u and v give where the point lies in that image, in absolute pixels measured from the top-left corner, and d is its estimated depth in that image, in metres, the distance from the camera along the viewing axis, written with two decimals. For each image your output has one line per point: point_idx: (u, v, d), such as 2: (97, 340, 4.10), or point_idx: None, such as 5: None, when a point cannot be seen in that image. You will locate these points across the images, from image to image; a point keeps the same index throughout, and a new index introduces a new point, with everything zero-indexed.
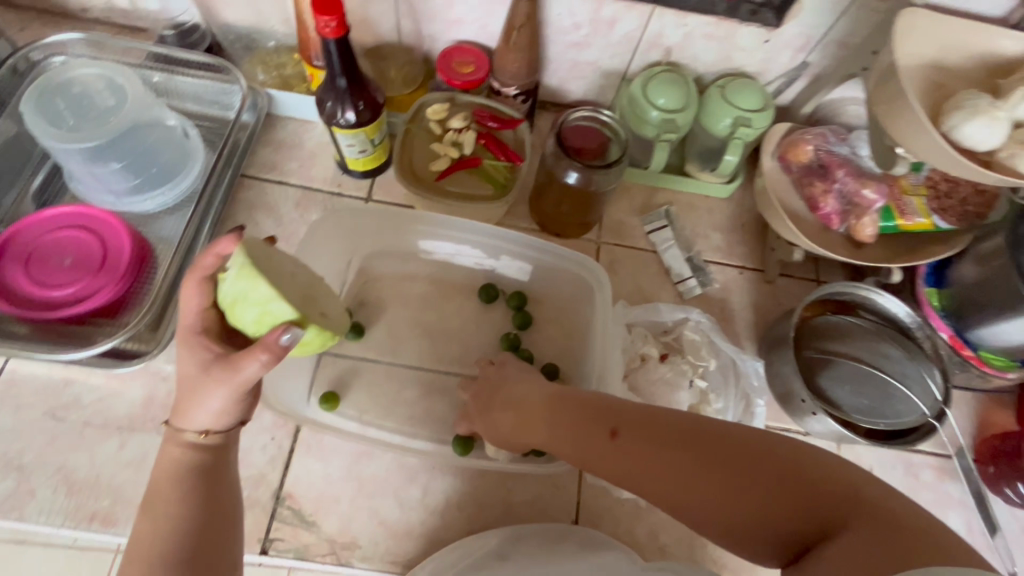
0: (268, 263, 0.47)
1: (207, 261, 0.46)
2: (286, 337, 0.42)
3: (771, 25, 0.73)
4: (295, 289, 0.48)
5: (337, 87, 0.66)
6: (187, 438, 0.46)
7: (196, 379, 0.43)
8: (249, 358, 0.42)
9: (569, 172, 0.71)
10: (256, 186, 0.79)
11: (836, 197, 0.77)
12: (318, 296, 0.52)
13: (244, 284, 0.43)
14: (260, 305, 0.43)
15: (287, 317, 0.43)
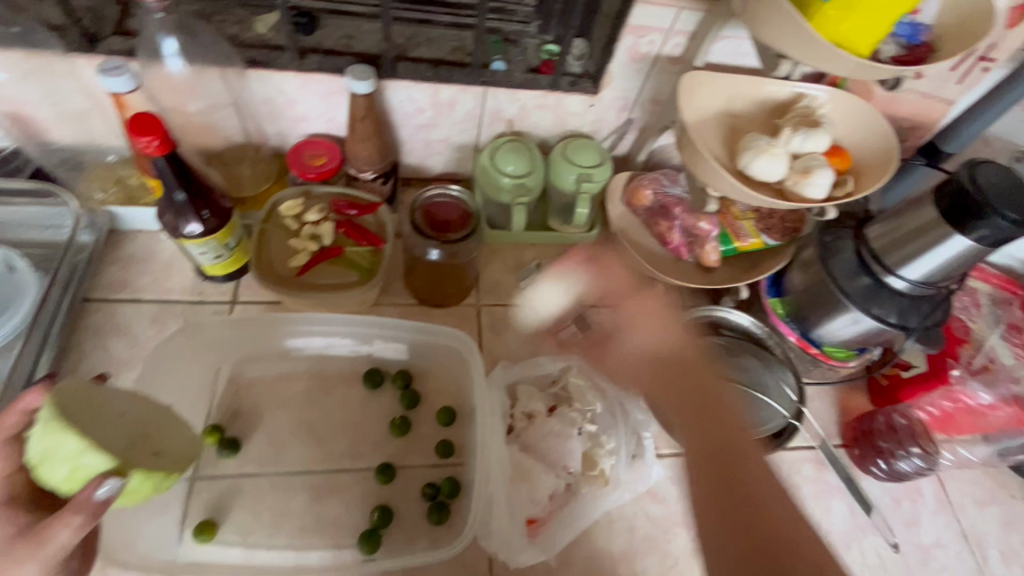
0: (85, 409, 0.44)
1: (10, 420, 0.43)
2: (101, 492, 0.39)
3: (592, 92, 0.81)
4: (118, 436, 0.44)
5: (176, 202, 0.64)
6: None
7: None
8: (57, 525, 0.39)
9: (431, 249, 0.73)
10: (104, 308, 0.74)
11: (679, 232, 0.85)
12: (156, 430, 0.50)
13: (48, 441, 0.39)
14: (69, 461, 0.40)
15: (104, 469, 0.40)
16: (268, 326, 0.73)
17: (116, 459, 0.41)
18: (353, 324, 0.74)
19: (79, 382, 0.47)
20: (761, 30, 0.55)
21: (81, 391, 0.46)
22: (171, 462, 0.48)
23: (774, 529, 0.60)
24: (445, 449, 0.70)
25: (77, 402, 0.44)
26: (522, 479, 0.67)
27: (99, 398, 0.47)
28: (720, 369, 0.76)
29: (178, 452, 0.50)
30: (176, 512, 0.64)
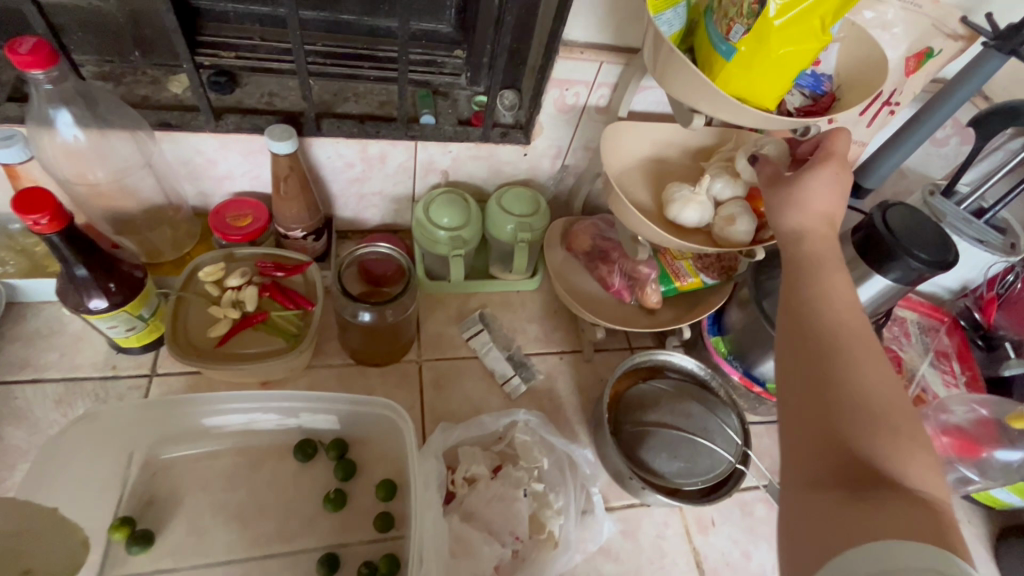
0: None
1: None
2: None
3: (523, 142, 0.81)
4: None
5: (76, 277, 0.60)
6: None
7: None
8: None
9: (361, 312, 0.69)
10: (2, 390, 0.68)
11: (620, 275, 0.85)
12: None
13: None
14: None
15: None
16: (178, 407, 0.66)
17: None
18: (271, 400, 0.68)
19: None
20: (671, 85, 0.56)
21: None
22: None
23: None
24: (383, 524, 0.65)
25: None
26: (461, 554, 0.63)
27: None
28: (663, 417, 0.75)
29: None
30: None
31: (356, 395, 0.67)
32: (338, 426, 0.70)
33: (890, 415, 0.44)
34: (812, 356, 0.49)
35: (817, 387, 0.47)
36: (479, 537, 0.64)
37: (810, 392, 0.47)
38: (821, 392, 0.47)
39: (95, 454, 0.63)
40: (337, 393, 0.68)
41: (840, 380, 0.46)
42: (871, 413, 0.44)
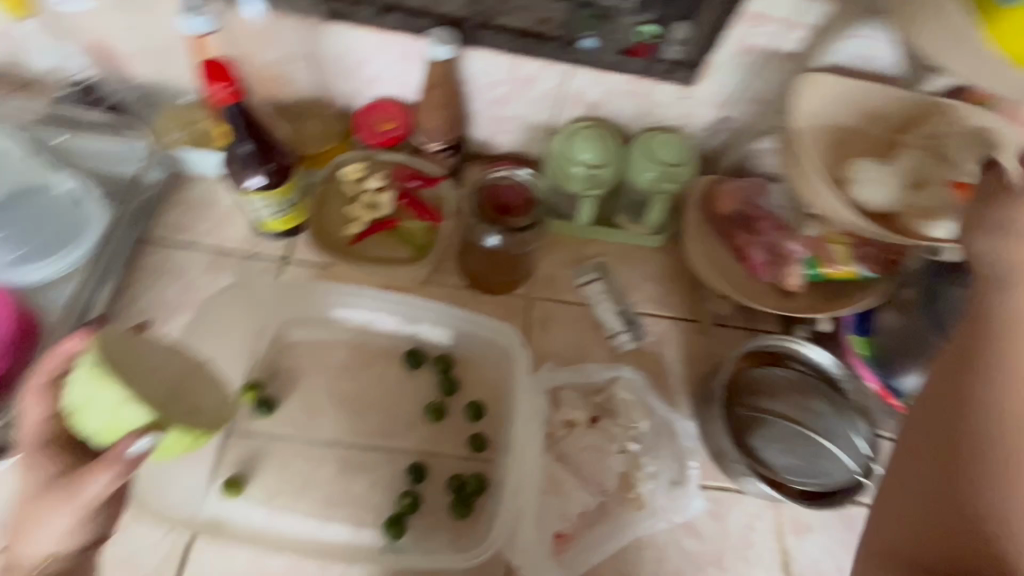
0: (124, 359, 0.43)
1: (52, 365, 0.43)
2: (134, 446, 0.40)
3: (686, 83, 0.74)
4: (154, 389, 0.44)
5: (241, 155, 0.64)
6: (27, 565, 0.44)
7: (36, 502, 0.42)
8: (90, 478, 0.40)
9: (490, 235, 0.69)
10: (160, 250, 0.73)
11: (762, 248, 0.77)
12: (193, 389, 0.48)
13: (92, 387, 0.39)
14: (108, 413, 0.40)
15: (141, 424, 0.40)
16: (318, 293, 0.72)
17: (153, 414, 0.40)
18: (402, 303, 0.72)
19: (121, 330, 0.46)
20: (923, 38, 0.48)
21: (119, 341, 0.44)
22: (208, 420, 0.46)
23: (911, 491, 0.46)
24: (478, 445, 0.67)
25: (117, 344, 0.44)
26: (554, 492, 0.65)
27: (139, 355, 0.45)
28: (782, 407, 0.70)
29: (216, 409, 0.48)
30: (201, 468, 0.63)
31: (482, 317, 0.72)
32: (450, 343, 0.72)
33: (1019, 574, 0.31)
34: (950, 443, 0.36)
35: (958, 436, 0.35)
36: (573, 482, 0.65)
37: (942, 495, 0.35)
38: (958, 442, 0.35)
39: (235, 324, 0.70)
40: (466, 312, 0.72)
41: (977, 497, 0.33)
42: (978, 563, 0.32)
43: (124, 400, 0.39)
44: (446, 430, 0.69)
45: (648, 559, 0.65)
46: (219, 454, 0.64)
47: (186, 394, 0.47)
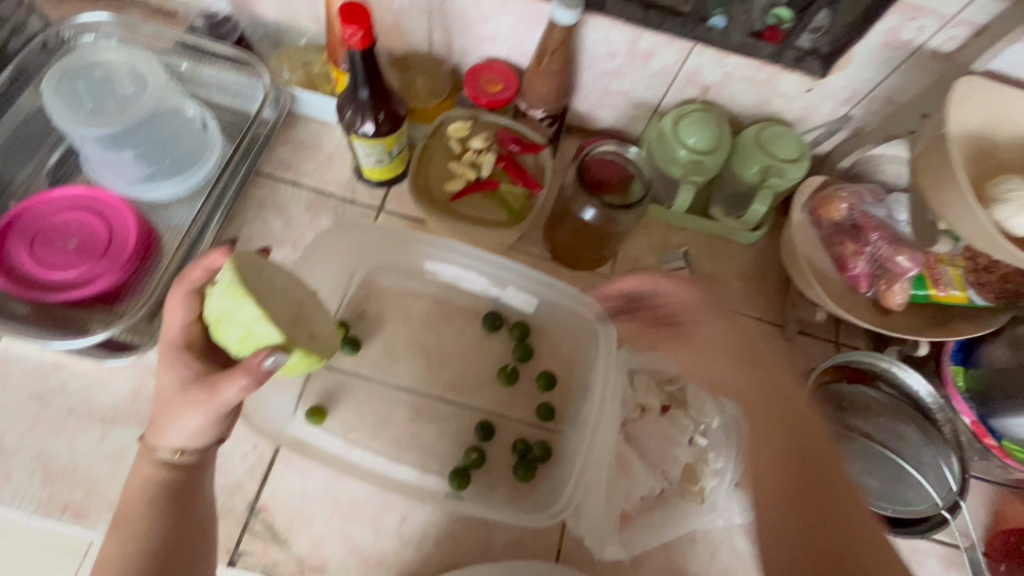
0: (257, 279, 0.51)
1: (195, 274, 0.50)
2: (268, 361, 0.45)
3: (816, 75, 0.69)
4: (283, 311, 0.51)
5: (359, 99, 0.64)
6: (160, 455, 0.48)
7: (176, 398, 0.46)
8: (228, 382, 0.45)
9: (586, 208, 0.67)
10: (268, 184, 0.77)
11: (866, 260, 0.73)
12: (309, 314, 0.55)
13: (232, 302, 0.47)
14: (244, 326, 0.47)
15: (271, 340, 0.47)
16: (412, 241, 0.73)
17: (282, 335, 0.48)
18: (492, 264, 0.73)
19: (251, 252, 0.53)
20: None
21: (256, 263, 0.52)
22: (321, 344, 0.54)
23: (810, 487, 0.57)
24: (547, 412, 0.69)
25: (253, 269, 0.51)
26: (620, 471, 0.65)
27: (267, 276, 0.52)
28: (868, 426, 0.68)
29: (328, 335, 0.57)
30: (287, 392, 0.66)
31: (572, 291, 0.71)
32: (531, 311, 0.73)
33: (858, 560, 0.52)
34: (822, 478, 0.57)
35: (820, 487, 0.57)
36: (641, 465, 0.66)
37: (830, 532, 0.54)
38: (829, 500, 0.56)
39: (329, 262, 0.72)
40: (556, 283, 0.72)
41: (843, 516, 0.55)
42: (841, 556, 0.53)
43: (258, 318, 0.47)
44: (518, 394, 0.70)
45: (701, 552, 0.65)
46: (307, 380, 0.68)
47: (305, 318, 0.54)
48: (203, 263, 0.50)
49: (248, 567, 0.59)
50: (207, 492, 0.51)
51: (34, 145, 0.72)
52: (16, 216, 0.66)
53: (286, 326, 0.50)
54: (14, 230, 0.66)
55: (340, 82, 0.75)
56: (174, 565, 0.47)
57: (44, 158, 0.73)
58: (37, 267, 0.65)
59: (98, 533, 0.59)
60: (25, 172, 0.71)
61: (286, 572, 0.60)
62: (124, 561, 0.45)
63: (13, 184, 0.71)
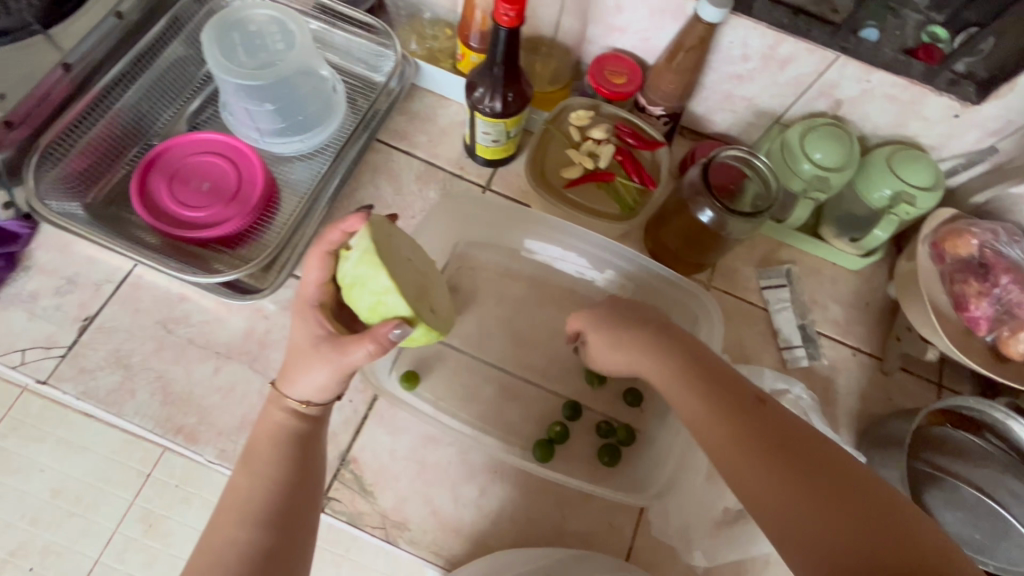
0: (389, 248, 0.53)
1: (333, 236, 0.52)
2: (395, 332, 0.47)
3: (969, 102, 0.65)
4: (410, 285, 0.54)
5: (493, 76, 0.65)
6: (288, 404, 0.53)
7: (307, 354, 0.50)
8: (359, 345, 0.48)
9: (704, 210, 0.66)
10: (383, 151, 0.79)
11: (991, 302, 0.69)
12: (430, 288, 0.58)
13: (367, 271, 0.50)
14: (377, 294, 0.50)
15: (399, 313, 0.50)
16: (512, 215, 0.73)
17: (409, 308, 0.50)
18: (594, 246, 0.73)
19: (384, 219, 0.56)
20: None
21: (387, 232, 0.54)
22: (440, 318, 0.57)
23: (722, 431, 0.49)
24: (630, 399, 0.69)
25: (386, 237, 0.54)
26: None
27: (396, 244, 0.55)
28: (976, 476, 0.64)
29: (445, 310, 0.60)
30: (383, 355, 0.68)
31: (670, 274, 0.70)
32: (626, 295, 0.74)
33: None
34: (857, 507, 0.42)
35: (767, 434, 0.47)
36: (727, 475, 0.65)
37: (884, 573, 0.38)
38: (792, 445, 0.46)
39: (433, 231, 0.73)
40: (658, 264, 0.71)
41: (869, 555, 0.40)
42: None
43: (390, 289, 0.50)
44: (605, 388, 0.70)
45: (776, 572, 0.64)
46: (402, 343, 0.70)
47: (428, 291, 0.57)
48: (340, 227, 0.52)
49: (335, 513, 0.62)
50: (322, 448, 0.55)
51: (177, 91, 0.76)
52: (159, 154, 0.71)
53: (414, 300, 0.53)
54: (156, 166, 0.71)
55: (466, 59, 0.76)
56: (294, 505, 0.50)
57: (184, 104, 0.76)
58: (173, 203, 0.69)
59: (205, 458, 0.63)
60: (167, 116, 0.75)
61: (370, 523, 0.62)
62: (252, 496, 0.49)
63: (155, 125, 0.74)
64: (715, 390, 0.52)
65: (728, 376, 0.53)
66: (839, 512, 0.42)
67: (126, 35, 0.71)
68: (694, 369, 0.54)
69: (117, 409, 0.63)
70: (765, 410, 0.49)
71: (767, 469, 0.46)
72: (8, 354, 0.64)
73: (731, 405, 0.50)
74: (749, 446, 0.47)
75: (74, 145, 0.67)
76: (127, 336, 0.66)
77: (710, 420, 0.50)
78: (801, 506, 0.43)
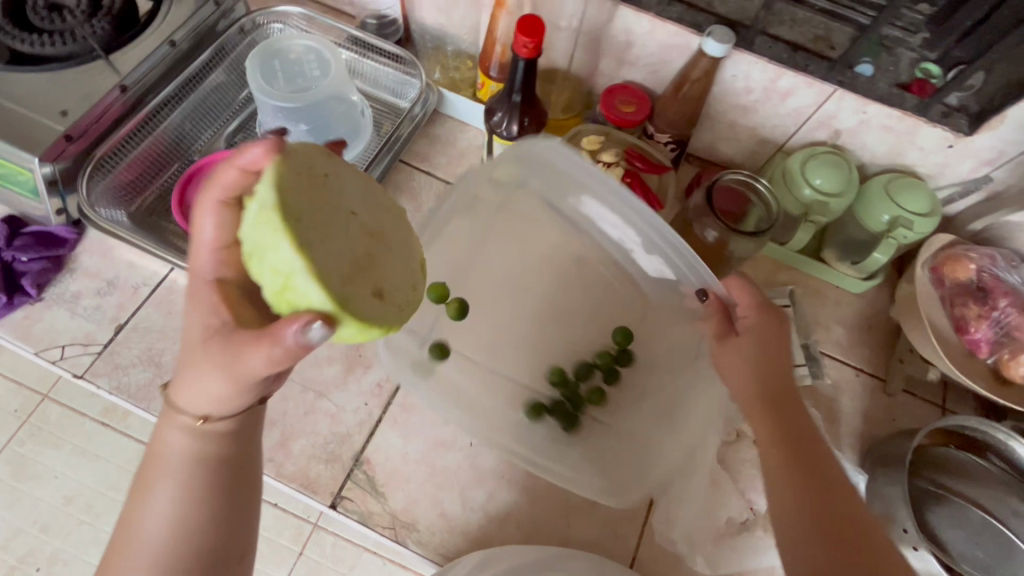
0: (310, 202, 0.42)
1: (230, 174, 0.47)
2: (297, 336, 0.39)
3: (962, 132, 0.69)
4: (342, 256, 0.43)
5: (511, 103, 0.71)
6: (181, 420, 0.47)
7: (197, 358, 0.45)
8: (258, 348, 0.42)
9: (709, 230, 0.70)
10: (405, 170, 0.84)
11: (991, 325, 0.71)
12: (384, 258, 0.47)
13: (267, 239, 0.40)
14: (282, 274, 0.40)
15: (312, 305, 0.40)
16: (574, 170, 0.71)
17: (324, 297, 0.40)
18: (645, 222, 0.70)
19: (325, 163, 0.45)
20: None
21: (312, 179, 0.43)
22: (393, 306, 0.46)
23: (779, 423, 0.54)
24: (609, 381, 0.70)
25: (304, 178, 0.43)
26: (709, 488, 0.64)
27: (333, 198, 0.44)
28: (977, 492, 0.65)
29: (406, 284, 0.47)
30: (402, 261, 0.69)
31: (714, 280, 0.66)
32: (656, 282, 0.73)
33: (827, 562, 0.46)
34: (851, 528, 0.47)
35: (806, 453, 0.52)
36: (730, 487, 0.66)
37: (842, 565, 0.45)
38: (825, 472, 0.51)
39: None
40: (703, 267, 0.67)
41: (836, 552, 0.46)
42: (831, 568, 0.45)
43: (291, 255, 0.40)
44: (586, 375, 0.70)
45: None
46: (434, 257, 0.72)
47: (379, 262, 0.46)
48: (239, 162, 0.46)
49: (347, 511, 0.64)
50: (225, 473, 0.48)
51: (218, 112, 0.82)
52: (199, 168, 0.76)
53: (343, 276, 0.42)
54: (196, 179, 0.76)
55: (485, 88, 0.81)
56: (191, 549, 0.45)
57: (224, 124, 0.83)
58: None
59: None
60: (207, 134, 0.81)
61: (380, 523, 0.64)
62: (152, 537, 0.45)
63: (196, 143, 0.80)
64: (798, 448, 0.53)
65: (818, 444, 0.53)
66: (827, 522, 0.48)
67: (177, 60, 0.77)
68: (785, 395, 0.56)
69: (145, 404, 0.66)
70: (837, 484, 0.50)
71: (817, 529, 0.47)
72: (48, 350, 0.68)
73: (807, 472, 0.51)
74: (791, 446, 0.53)
75: (124, 159, 0.72)
76: (160, 336, 0.70)
77: (771, 415, 0.55)
78: (817, 534, 0.47)
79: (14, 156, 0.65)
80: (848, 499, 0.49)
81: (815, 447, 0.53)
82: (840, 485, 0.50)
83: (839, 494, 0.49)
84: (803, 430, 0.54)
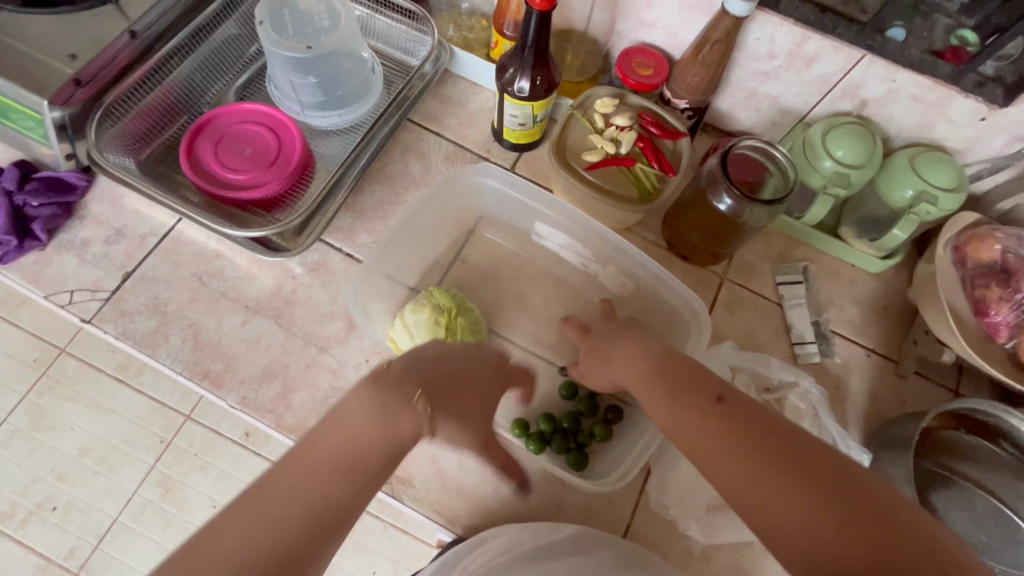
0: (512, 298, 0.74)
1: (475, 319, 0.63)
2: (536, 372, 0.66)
3: (996, 104, 0.65)
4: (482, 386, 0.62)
5: (523, 58, 0.68)
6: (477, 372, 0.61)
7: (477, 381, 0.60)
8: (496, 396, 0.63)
9: (723, 198, 0.67)
10: (414, 130, 0.82)
11: (1013, 308, 0.69)
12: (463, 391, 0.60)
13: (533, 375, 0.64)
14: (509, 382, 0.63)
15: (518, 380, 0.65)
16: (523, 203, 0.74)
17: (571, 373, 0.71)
18: (614, 246, 0.72)
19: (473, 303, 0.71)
20: None
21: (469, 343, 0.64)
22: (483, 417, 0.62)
23: (661, 387, 0.52)
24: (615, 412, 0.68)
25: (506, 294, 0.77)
26: None
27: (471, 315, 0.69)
28: (985, 478, 0.65)
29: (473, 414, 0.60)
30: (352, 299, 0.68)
31: (700, 304, 0.67)
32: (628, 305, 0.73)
33: (778, 483, 0.42)
34: (773, 438, 0.45)
35: (692, 397, 0.50)
36: None
37: (786, 472, 0.42)
38: (721, 406, 0.48)
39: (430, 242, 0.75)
40: (681, 285, 0.68)
41: (772, 473, 0.43)
42: (784, 483, 0.42)
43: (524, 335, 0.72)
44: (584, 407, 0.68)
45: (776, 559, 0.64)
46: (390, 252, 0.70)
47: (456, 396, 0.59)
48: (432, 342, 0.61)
49: None
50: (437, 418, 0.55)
51: (225, 66, 0.81)
52: (207, 120, 0.75)
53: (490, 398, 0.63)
54: (204, 131, 0.75)
55: (498, 46, 0.79)
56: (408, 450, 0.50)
57: (232, 79, 0.82)
58: (214, 164, 0.73)
59: (228, 403, 0.66)
60: (217, 88, 0.81)
61: None
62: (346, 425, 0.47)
63: (204, 96, 0.80)
64: (692, 403, 0.49)
65: (702, 374, 0.52)
66: (749, 452, 0.44)
67: (187, 9, 0.76)
68: (651, 359, 0.55)
69: (151, 350, 0.67)
70: (740, 412, 0.47)
71: (745, 468, 0.44)
72: (58, 294, 0.69)
73: (701, 411, 0.48)
74: (681, 399, 0.50)
75: (132, 108, 0.72)
76: (166, 285, 0.70)
77: (649, 388, 0.53)
78: (752, 468, 0.44)
79: (24, 98, 0.65)
80: (754, 417, 0.47)
81: (696, 389, 0.50)
82: (742, 412, 0.47)
83: (737, 418, 0.47)
84: (684, 380, 0.52)
